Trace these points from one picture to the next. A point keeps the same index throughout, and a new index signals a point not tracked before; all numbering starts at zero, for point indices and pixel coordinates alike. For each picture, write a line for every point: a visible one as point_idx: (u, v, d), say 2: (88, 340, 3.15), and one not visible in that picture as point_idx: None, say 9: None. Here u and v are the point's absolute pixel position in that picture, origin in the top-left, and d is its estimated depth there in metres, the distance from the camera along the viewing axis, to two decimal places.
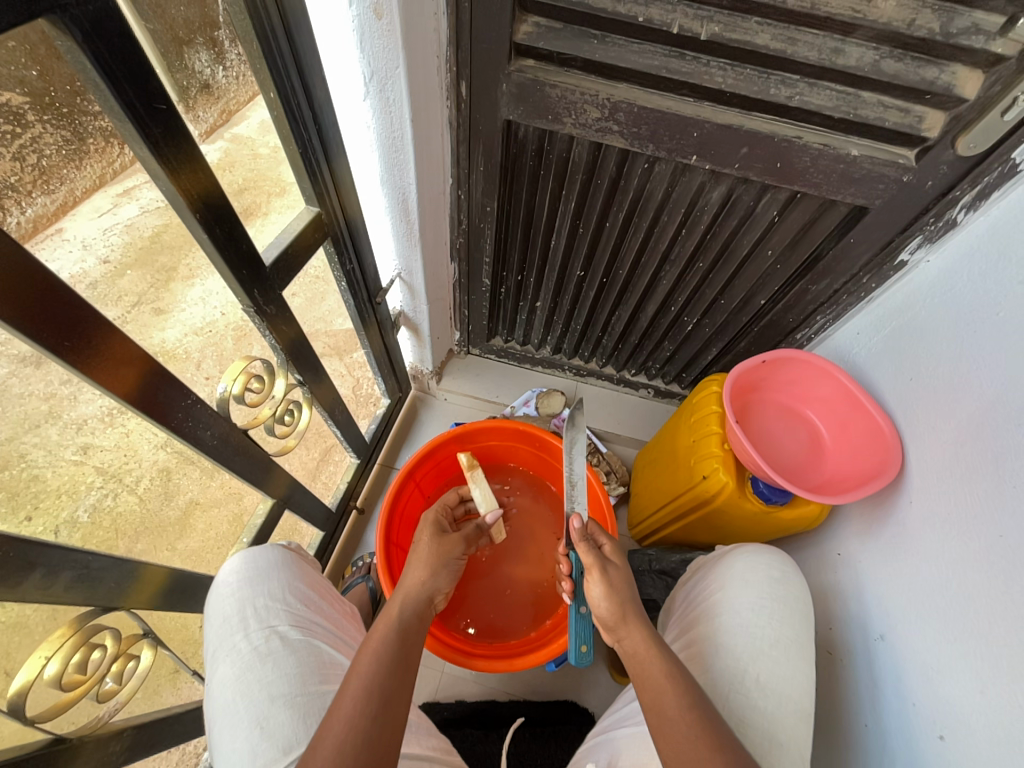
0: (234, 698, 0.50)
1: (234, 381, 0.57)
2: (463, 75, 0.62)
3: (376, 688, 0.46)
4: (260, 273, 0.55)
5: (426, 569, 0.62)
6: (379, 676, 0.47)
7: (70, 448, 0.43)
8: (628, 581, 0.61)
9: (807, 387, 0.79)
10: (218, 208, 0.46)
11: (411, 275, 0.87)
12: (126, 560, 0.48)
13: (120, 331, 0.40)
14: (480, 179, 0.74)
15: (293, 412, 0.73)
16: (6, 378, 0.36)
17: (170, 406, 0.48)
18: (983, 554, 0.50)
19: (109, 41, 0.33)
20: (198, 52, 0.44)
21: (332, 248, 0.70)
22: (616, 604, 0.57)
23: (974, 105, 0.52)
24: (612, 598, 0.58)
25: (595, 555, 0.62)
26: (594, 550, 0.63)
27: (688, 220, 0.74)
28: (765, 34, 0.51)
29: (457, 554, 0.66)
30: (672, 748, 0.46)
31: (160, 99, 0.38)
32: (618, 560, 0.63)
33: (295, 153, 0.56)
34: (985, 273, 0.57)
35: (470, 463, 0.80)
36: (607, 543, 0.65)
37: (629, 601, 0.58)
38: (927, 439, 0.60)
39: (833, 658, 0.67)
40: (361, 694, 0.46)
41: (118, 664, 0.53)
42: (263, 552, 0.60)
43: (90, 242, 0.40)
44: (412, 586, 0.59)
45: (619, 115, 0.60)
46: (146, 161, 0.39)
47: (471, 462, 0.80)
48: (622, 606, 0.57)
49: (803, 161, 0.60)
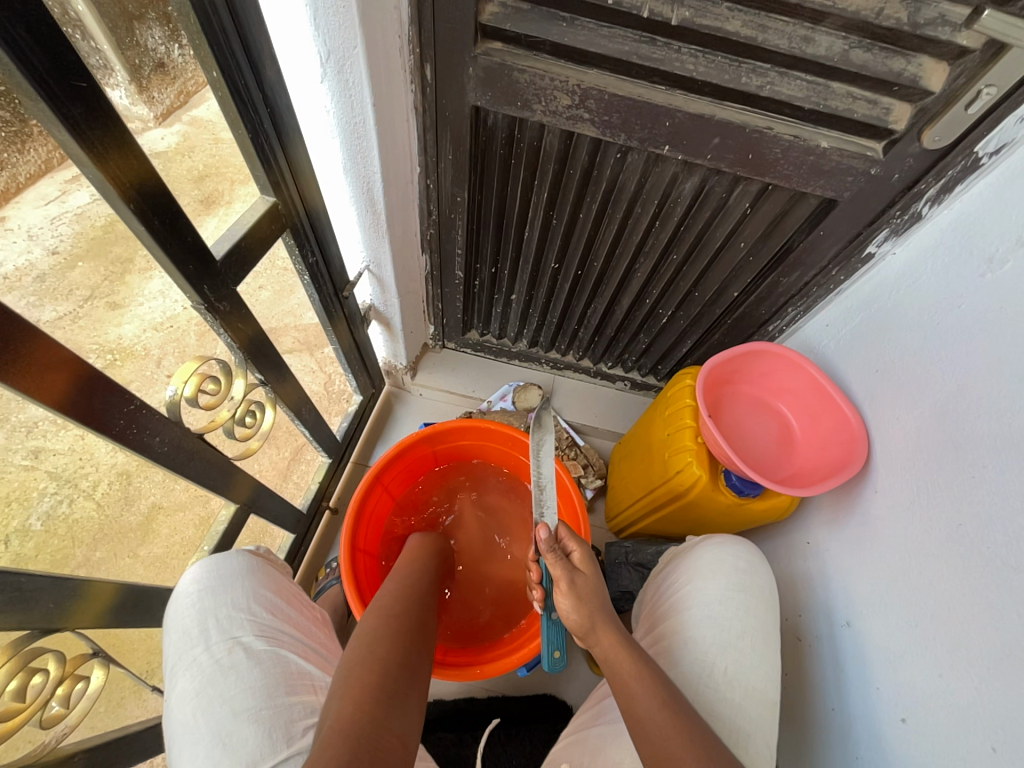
0: (194, 715, 0.47)
1: (186, 383, 0.53)
2: (427, 57, 0.59)
3: (423, 574, 0.67)
4: (209, 268, 0.51)
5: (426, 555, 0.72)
6: (424, 569, 0.68)
7: (19, 452, 0.41)
8: (597, 588, 0.61)
9: (778, 380, 0.79)
10: (155, 196, 0.43)
11: (379, 268, 0.84)
12: (65, 580, 0.44)
13: (44, 333, 0.37)
14: (450, 168, 0.72)
15: (255, 414, 0.69)
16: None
17: (109, 413, 0.44)
18: (942, 544, 0.51)
19: (10, 8, 0.29)
20: (151, 28, 0.43)
21: (292, 240, 0.66)
22: (585, 613, 0.58)
23: (939, 98, 0.52)
24: (581, 609, 0.58)
25: (564, 564, 0.62)
26: (561, 558, 0.62)
27: (661, 212, 0.73)
28: (736, 20, 0.49)
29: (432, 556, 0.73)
30: (646, 744, 0.46)
31: (79, 75, 0.34)
32: (588, 567, 0.63)
33: (245, 138, 0.52)
34: (949, 266, 0.58)
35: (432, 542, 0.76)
36: (575, 552, 0.64)
37: (598, 608, 0.58)
38: (892, 429, 0.61)
39: (800, 645, 0.69)
40: (416, 574, 0.66)
41: (65, 686, 0.50)
42: (226, 560, 0.57)
43: (37, 232, 0.39)
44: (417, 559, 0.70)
45: (590, 103, 0.59)
46: (67, 145, 0.36)
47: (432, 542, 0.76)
48: (590, 615, 0.58)
49: (774, 152, 0.60)
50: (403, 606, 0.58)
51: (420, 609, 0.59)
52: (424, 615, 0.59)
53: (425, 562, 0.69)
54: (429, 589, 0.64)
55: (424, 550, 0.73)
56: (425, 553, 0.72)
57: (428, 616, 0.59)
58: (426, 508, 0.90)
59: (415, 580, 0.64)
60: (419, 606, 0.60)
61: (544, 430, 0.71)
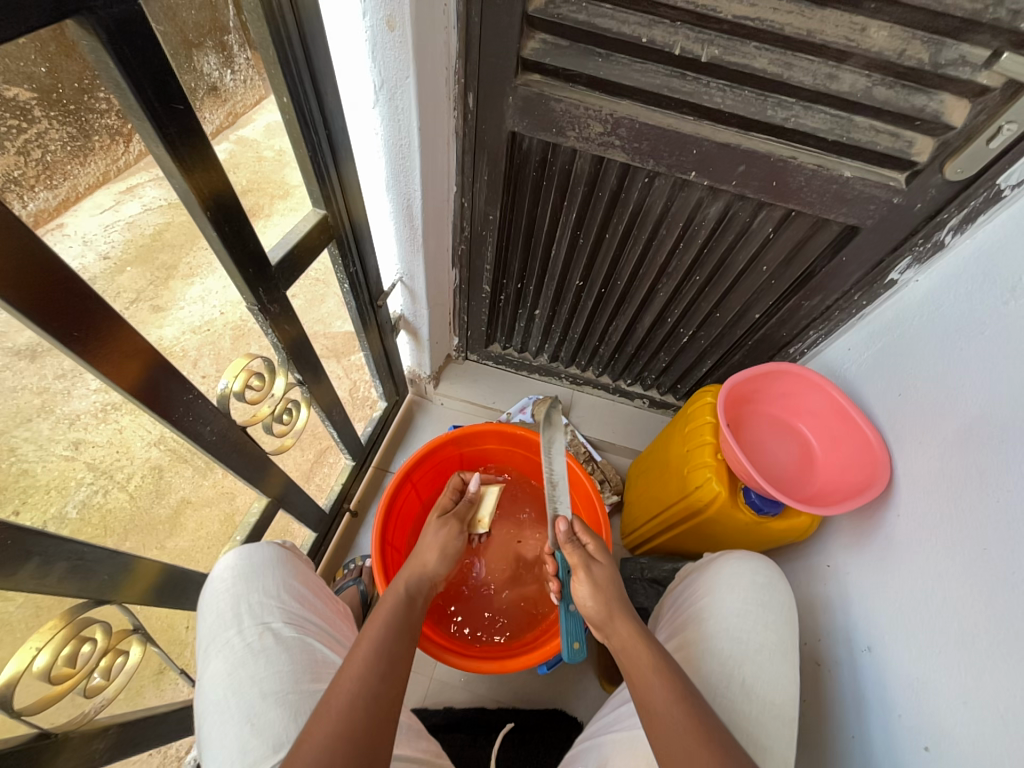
0: (225, 695, 0.49)
1: (235, 378, 0.58)
2: (470, 87, 0.63)
3: (386, 652, 0.50)
4: (265, 272, 0.55)
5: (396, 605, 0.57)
6: (385, 639, 0.52)
7: (60, 444, 0.41)
8: (613, 577, 0.62)
9: (799, 401, 0.80)
10: (227, 206, 0.47)
11: (412, 280, 0.89)
12: (120, 554, 0.48)
13: (128, 324, 0.41)
14: (484, 187, 0.76)
15: (291, 412, 0.73)
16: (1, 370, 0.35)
17: (171, 400, 0.48)
18: (967, 567, 0.51)
19: (132, 43, 0.34)
20: (207, 56, 0.44)
21: (336, 249, 0.71)
22: (602, 602, 0.59)
23: (961, 132, 0.54)
24: (599, 598, 0.60)
25: (581, 554, 0.63)
26: (578, 548, 0.64)
27: (685, 234, 0.75)
28: (763, 58, 0.53)
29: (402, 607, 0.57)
30: (663, 740, 0.47)
31: (178, 100, 0.39)
32: (604, 556, 0.64)
33: (305, 156, 0.57)
34: (971, 293, 0.59)
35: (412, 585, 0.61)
36: (591, 542, 0.65)
37: (613, 597, 0.59)
38: (915, 452, 0.62)
39: (819, 669, 0.68)
40: (372, 654, 0.50)
41: (107, 659, 0.53)
42: (259, 549, 0.60)
43: (91, 238, 0.38)
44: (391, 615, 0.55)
45: (621, 131, 0.62)
46: (161, 158, 0.40)
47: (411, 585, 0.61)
48: (607, 603, 0.59)
49: (797, 180, 0.62)
50: (353, 702, 0.45)
51: (373, 719, 0.45)
52: (377, 727, 0.45)
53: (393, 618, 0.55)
54: (390, 675, 0.48)
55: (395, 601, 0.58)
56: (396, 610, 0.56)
57: (384, 724, 0.45)
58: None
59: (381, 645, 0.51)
60: (371, 715, 0.45)
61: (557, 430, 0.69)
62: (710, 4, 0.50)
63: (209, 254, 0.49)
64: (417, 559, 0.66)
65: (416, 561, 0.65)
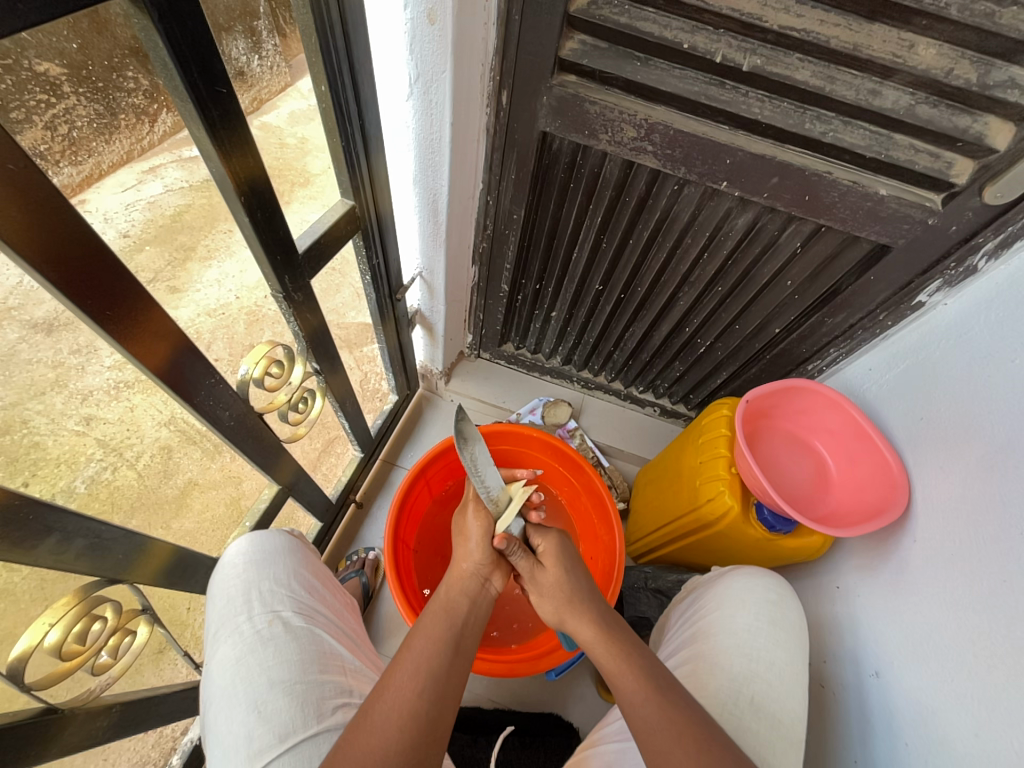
0: (233, 680, 0.49)
1: (256, 365, 0.58)
2: (505, 85, 0.62)
3: (429, 666, 0.49)
4: (292, 260, 0.56)
5: (445, 619, 0.55)
6: (435, 654, 0.51)
7: (72, 418, 0.40)
8: (563, 579, 0.60)
9: (818, 418, 0.79)
10: (261, 193, 0.47)
11: (432, 275, 0.90)
12: (134, 533, 0.48)
13: (157, 304, 0.41)
14: (510, 187, 0.75)
15: (306, 400, 0.74)
16: (15, 344, 0.34)
17: (194, 383, 0.48)
18: (985, 599, 0.50)
19: (181, 23, 0.34)
20: (237, 40, 0.42)
21: (360, 241, 0.70)
22: (554, 605, 0.59)
23: (1003, 156, 0.53)
24: (549, 603, 0.60)
25: (526, 560, 0.61)
26: (522, 552, 0.61)
27: (711, 244, 0.75)
28: (806, 70, 0.52)
29: (449, 628, 0.54)
30: (642, 735, 0.48)
31: (221, 83, 0.39)
32: (552, 559, 0.61)
33: (337, 146, 0.57)
34: (1004, 320, 0.57)
35: (453, 609, 0.56)
36: (542, 543, 0.62)
37: (565, 600, 0.58)
38: (936, 478, 0.60)
39: (824, 691, 0.68)
40: (419, 665, 0.49)
41: (115, 638, 0.53)
42: (270, 536, 0.60)
43: (111, 216, 0.37)
44: (440, 632, 0.53)
45: (654, 136, 0.61)
46: (200, 141, 0.40)
47: (454, 608, 0.56)
48: (559, 607, 0.59)
49: (831, 195, 0.61)
50: (401, 704, 0.45)
51: (416, 740, 0.44)
52: (422, 745, 0.44)
53: (443, 638, 0.52)
54: (436, 691, 0.48)
55: (443, 620, 0.54)
56: (446, 630, 0.53)
57: (427, 742, 0.45)
58: (458, 500, 0.92)
59: (422, 658, 0.50)
60: (418, 736, 0.44)
61: (474, 441, 0.58)
62: (756, 12, 0.49)
63: (227, 237, 0.48)
64: (456, 566, 0.60)
65: (458, 566, 0.60)
